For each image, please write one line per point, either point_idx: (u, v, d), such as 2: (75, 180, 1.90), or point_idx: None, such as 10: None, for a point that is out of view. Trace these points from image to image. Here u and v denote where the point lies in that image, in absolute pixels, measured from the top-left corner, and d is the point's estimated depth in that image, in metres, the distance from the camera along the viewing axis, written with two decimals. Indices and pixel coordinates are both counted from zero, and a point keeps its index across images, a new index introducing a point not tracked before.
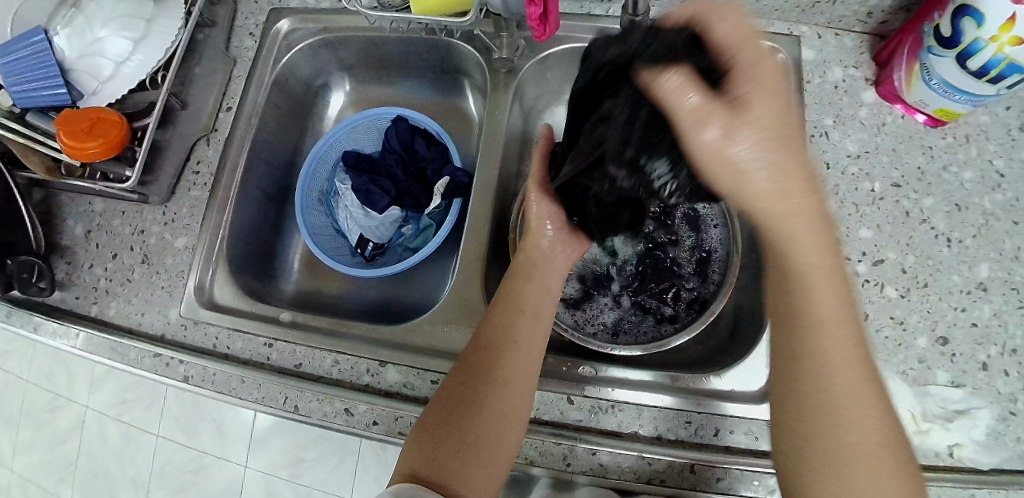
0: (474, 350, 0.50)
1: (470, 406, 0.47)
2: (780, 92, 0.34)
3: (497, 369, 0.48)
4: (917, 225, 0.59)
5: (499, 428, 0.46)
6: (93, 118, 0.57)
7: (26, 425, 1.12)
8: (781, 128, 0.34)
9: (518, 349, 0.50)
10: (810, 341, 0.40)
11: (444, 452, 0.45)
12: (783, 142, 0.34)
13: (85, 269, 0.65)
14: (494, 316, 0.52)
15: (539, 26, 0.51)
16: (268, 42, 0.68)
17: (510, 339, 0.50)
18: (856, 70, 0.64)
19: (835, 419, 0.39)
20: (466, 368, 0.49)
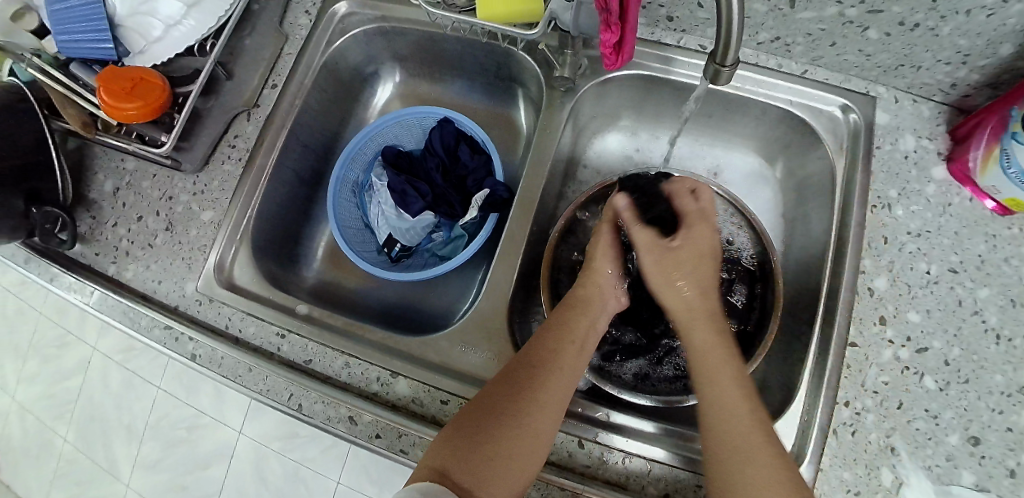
0: (524, 358, 0.49)
1: (501, 420, 0.45)
2: (705, 246, 0.54)
3: (542, 387, 0.46)
4: (968, 316, 0.56)
5: (530, 450, 0.44)
6: (136, 79, 0.55)
7: (32, 357, 1.12)
8: (699, 259, 0.53)
9: (561, 376, 0.48)
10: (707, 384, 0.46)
11: (468, 452, 0.43)
12: (700, 265, 0.53)
13: (108, 227, 0.64)
14: (548, 332, 0.51)
15: (612, 54, 0.47)
16: (324, 23, 0.66)
17: (556, 360, 0.49)
18: (929, 142, 0.61)
19: (725, 441, 0.43)
20: (510, 376, 0.48)
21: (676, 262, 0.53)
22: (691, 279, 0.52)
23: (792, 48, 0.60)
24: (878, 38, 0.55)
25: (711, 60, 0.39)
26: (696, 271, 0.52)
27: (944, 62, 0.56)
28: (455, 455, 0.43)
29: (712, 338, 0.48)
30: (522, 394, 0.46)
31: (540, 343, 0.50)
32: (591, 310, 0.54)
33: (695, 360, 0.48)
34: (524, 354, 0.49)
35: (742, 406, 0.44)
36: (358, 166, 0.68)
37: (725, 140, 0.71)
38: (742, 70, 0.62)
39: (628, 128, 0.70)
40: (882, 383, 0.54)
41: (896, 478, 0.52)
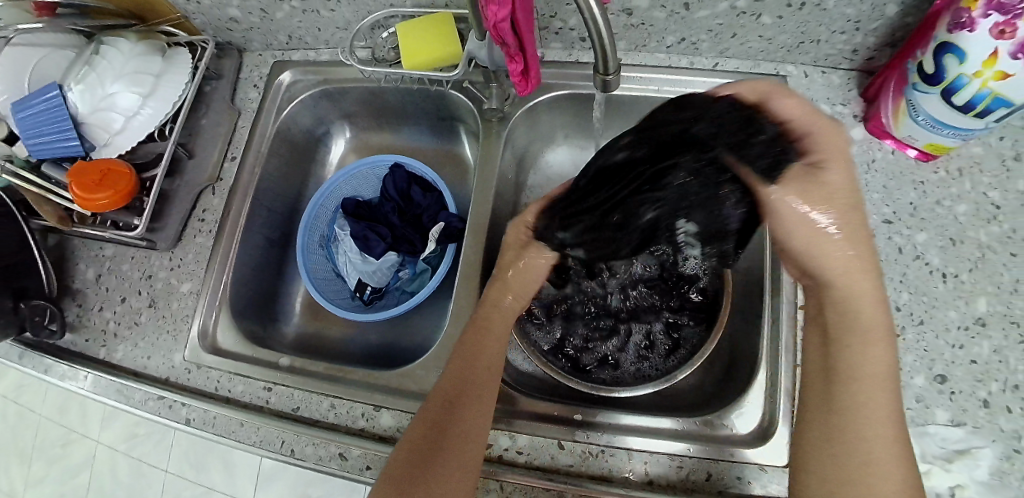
0: (445, 386, 0.50)
1: (444, 421, 0.48)
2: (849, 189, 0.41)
3: (462, 416, 0.48)
4: (911, 261, 0.59)
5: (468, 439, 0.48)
6: (104, 170, 0.60)
7: (40, 458, 1.13)
8: (849, 192, 0.41)
9: (488, 366, 0.51)
10: (857, 361, 0.41)
11: (420, 459, 0.47)
12: (850, 205, 0.41)
13: (95, 312, 0.67)
14: (465, 353, 0.52)
15: (521, 81, 0.52)
16: (272, 94, 0.71)
17: (476, 379, 0.50)
18: (844, 107, 0.65)
19: (860, 419, 0.40)
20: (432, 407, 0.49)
21: (832, 200, 0.41)
22: (819, 235, 0.41)
23: (699, 45, 0.65)
24: (772, 22, 0.60)
25: (596, 72, 0.44)
26: (849, 232, 0.41)
27: (838, 32, 0.60)
28: (406, 473, 0.46)
29: (876, 305, 0.42)
30: (457, 399, 0.49)
31: (466, 360, 0.51)
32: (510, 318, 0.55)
33: (856, 319, 0.41)
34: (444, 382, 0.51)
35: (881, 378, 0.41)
36: (322, 222, 0.72)
37: None
38: (657, 74, 0.66)
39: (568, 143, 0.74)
40: None
41: None
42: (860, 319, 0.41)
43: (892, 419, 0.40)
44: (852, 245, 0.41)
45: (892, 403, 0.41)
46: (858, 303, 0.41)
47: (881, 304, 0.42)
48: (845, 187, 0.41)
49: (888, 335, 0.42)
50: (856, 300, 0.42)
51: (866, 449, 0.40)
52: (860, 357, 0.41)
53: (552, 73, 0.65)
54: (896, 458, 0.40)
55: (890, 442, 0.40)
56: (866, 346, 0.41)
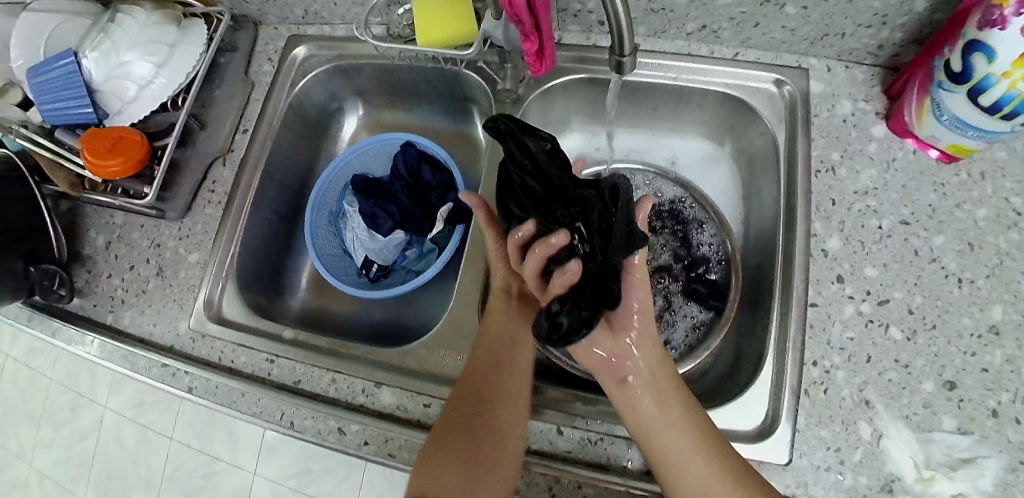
0: (466, 385, 0.52)
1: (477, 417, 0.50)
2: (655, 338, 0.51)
3: (492, 411, 0.50)
4: (926, 264, 0.57)
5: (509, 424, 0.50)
6: (116, 138, 0.60)
7: (48, 422, 1.16)
8: (659, 356, 0.51)
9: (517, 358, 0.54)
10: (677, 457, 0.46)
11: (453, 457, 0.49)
12: (659, 351, 0.51)
13: (104, 278, 0.69)
14: (486, 349, 0.54)
15: (535, 62, 0.51)
16: (286, 68, 0.70)
17: (500, 371, 0.53)
18: (866, 104, 0.62)
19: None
20: (460, 406, 0.51)
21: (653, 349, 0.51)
22: (658, 367, 0.50)
23: (720, 34, 0.63)
24: (796, 13, 0.58)
25: (611, 53, 0.43)
26: (656, 375, 0.49)
27: (864, 26, 0.58)
28: (436, 463, 0.49)
29: (674, 407, 0.48)
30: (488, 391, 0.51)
31: (490, 349, 0.54)
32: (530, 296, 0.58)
33: (665, 429, 0.47)
34: (465, 382, 0.53)
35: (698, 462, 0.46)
36: (331, 197, 0.71)
37: (676, 128, 0.72)
38: (676, 61, 0.64)
39: (585, 131, 0.72)
40: (847, 339, 0.55)
41: (875, 430, 0.52)
42: (664, 424, 0.47)
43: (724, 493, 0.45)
44: (660, 359, 0.50)
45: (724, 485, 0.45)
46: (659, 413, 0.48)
47: (684, 412, 0.48)
48: (657, 356, 0.50)
49: (698, 432, 0.47)
50: (665, 410, 0.48)
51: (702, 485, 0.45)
52: (665, 424, 0.47)
53: (569, 56, 0.63)
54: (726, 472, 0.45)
55: None
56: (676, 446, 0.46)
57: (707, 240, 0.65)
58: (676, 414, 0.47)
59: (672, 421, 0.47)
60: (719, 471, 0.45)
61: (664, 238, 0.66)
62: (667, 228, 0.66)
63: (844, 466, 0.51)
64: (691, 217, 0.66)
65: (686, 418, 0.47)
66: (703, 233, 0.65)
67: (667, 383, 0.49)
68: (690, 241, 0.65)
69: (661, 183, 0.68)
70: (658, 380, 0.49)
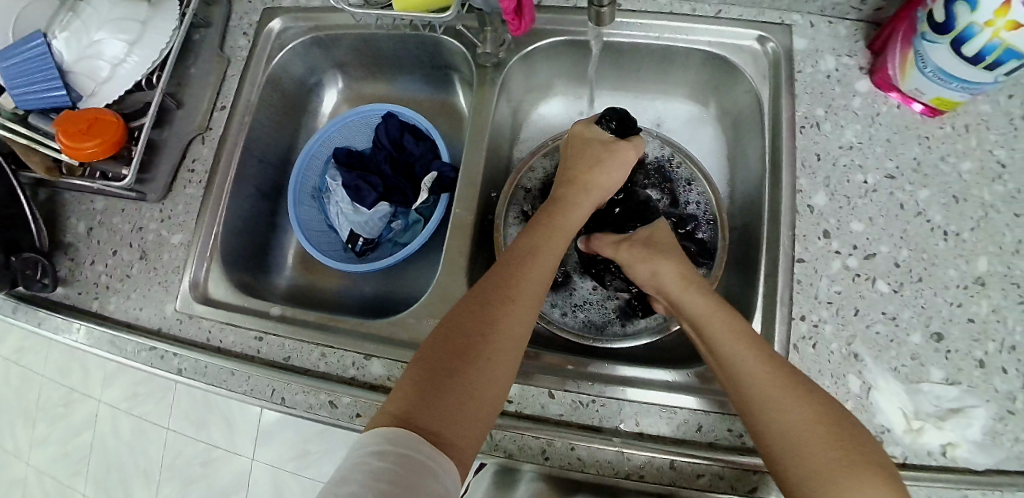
0: (466, 315, 0.46)
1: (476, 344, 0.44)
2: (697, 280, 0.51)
3: (497, 344, 0.44)
4: (912, 218, 0.57)
5: (507, 361, 0.44)
6: (91, 119, 0.59)
7: (42, 418, 1.15)
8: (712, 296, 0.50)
9: (529, 294, 0.48)
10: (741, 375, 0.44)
11: (443, 382, 0.42)
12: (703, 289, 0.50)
13: (87, 265, 0.68)
14: (491, 286, 0.48)
15: (514, 20, 0.50)
16: (261, 41, 0.69)
17: (511, 301, 0.47)
18: (850, 59, 0.62)
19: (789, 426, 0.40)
20: (458, 334, 0.45)
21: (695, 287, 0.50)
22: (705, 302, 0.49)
23: None
24: None
25: (591, 3, 0.43)
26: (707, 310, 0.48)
27: None
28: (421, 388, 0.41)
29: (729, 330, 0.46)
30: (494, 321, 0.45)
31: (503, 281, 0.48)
32: (561, 240, 0.53)
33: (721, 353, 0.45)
34: (461, 318, 0.46)
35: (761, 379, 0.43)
36: (314, 172, 0.70)
37: (661, 91, 0.71)
38: (658, 20, 0.63)
39: (568, 95, 0.71)
40: (835, 293, 0.55)
41: (863, 383, 0.52)
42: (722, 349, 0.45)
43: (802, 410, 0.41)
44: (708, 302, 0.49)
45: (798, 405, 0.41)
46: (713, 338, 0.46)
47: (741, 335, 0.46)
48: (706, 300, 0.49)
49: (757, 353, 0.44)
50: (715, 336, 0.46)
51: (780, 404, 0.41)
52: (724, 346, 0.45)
53: (550, 18, 0.62)
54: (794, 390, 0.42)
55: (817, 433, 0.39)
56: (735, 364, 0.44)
57: (693, 198, 0.64)
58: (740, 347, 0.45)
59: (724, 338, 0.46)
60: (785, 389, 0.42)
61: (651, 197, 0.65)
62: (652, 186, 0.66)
63: None
64: (676, 174, 0.65)
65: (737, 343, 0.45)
66: (688, 191, 0.64)
67: (717, 313, 0.48)
68: (676, 199, 0.65)
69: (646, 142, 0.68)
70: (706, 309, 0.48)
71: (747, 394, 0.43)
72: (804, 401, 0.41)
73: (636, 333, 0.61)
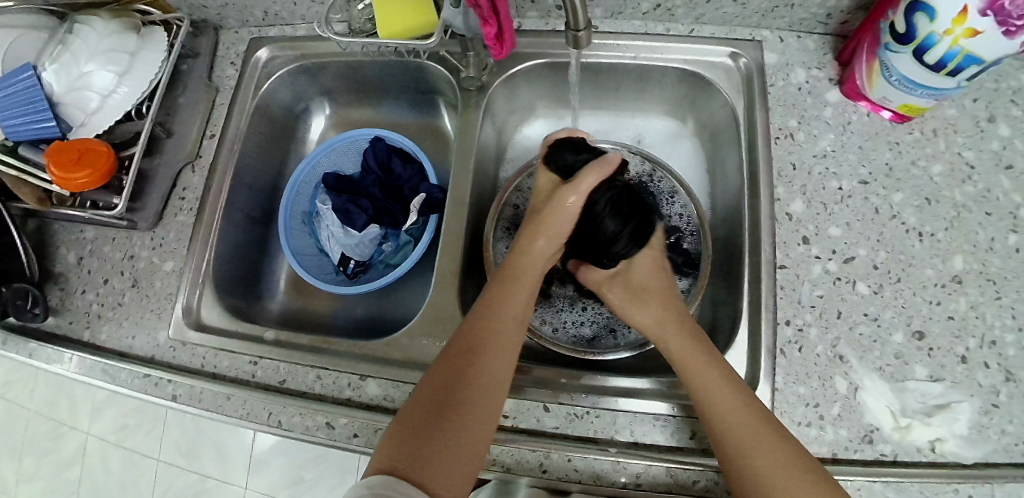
0: (450, 363, 0.49)
1: (457, 389, 0.46)
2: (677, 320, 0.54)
3: (473, 387, 0.47)
4: (887, 221, 0.59)
5: (487, 402, 0.46)
6: (82, 148, 0.60)
7: (29, 453, 1.12)
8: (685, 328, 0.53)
9: (506, 338, 0.51)
10: (715, 410, 0.47)
11: (427, 426, 0.44)
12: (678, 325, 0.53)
13: (78, 294, 0.68)
14: (472, 337, 0.50)
15: (496, 44, 0.52)
16: (249, 71, 0.70)
17: (488, 347, 0.49)
18: (819, 71, 0.64)
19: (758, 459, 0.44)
20: (440, 379, 0.48)
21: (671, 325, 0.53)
22: (684, 340, 0.52)
23: (674, 11, 0.64)
24: None
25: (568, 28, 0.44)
26: (686, 348, 0.51)
27: None
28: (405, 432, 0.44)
29: (707, 368, 0.49)
30: (472, 366, 0.48)
31: (477, 328, 0.51)
32: (529, 289, 0.55)
33: (698, 389, 0.48)
34: (445, 362, 0.49)
35: (738, 414, 0.46)
36: (303, 197, 0.71)
37: (641, 108, 0.73)
38: (635, 41, 0.65)
39: (550, 115, 0.73)
40: (818, 297, 0.56)
41: (851, 384, 0.53)
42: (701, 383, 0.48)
43: (770, 445, 0.45)
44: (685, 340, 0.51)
45: (769, 440, 0.45)
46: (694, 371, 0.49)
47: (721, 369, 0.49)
48: (687, 338, 0.52)
49: (736, 389, 0.48)
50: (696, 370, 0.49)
51: (751, 439, 0.45)
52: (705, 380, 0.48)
53: (532, 41, 0.65)
54: (764, 425, 0.46)
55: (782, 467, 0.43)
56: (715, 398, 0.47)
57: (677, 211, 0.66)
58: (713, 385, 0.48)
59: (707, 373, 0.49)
60: (758, 423, 0.46)
61: None
62: None
63: (824, 420, 0.52)
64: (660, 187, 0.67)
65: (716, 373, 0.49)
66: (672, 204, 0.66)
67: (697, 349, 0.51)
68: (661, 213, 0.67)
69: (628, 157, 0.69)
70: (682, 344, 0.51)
71: (719, 428, 0.46)
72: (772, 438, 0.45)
73: (627, 346, 0.61)
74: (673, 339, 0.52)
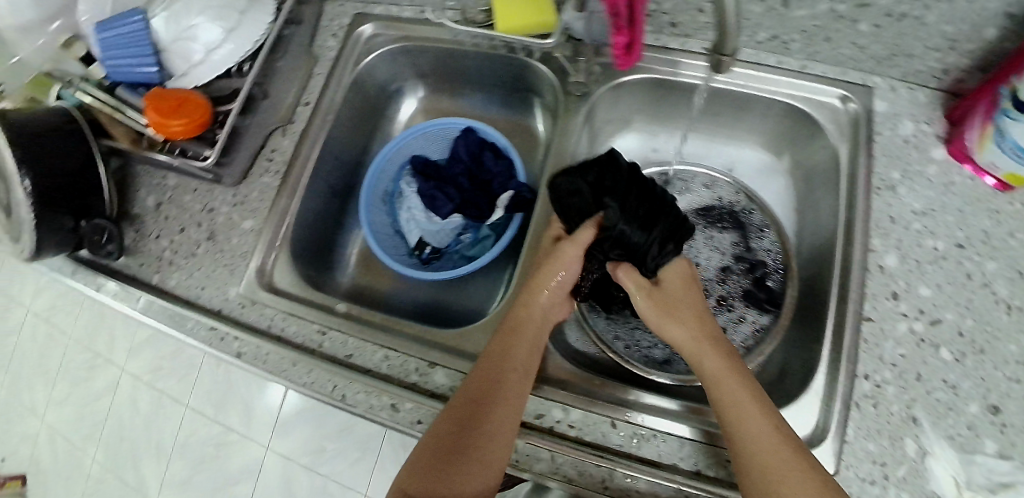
0: (464, 404, 0.49)
1: (470, 431, 0.47)
2: (719, 342, 0.53)
3: (485, 430, 0.47)
4: (978, 289, 0.57)
5: (498, 445, 0.47)
6: (181, 98, 0.61)
7: (62, 379, 1.15)
8: (722, 350, 0.52)
9: (517, 381, 0.50)
10: (740, 435, 0.46)
11: (444, 466, 0.47)
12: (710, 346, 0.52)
13: (152, 238, 0.69)
14: (481, 381, 0.50)
15: (623, 55, 0.51)
16: (350, 44, 0.70)
17: (503, 391, 0.49)
18: (927, 126, 0.63)
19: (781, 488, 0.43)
20: (455, 421, 0.49)
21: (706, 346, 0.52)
22: (719, 359, 0.51)
23: (790, 45, 0.63)
24: (868, 31, 0.58)
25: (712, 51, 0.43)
26: (719, 370, 0.50)
27: (932, 50, 0.58)
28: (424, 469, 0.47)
29: (738, 391, 0.48)
30: (484, 410, 0.48)
31: (490, 370, 0.50)
32: (540, 335, 0.54)
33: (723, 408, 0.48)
34: (460, 403, 0.50)
35: (762, 441, 0.45)
36: (387, 177, 0.71)
37: (735, 137, 0.73)
38: (746, 68, 0.64)
39: (644, 131, 0.74)
40: (899, 356, 0.55)
41: (920, 448, 0.52)
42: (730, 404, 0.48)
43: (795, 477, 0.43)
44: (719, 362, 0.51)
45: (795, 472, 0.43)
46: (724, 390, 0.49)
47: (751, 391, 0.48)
48: (725, 362, 0.51)
49: (766, 415, 0.47)
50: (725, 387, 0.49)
51: (776, 466, 0.44)
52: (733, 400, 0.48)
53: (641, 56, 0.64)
54: (790, 455, 0.44)
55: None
56: (740, 419, 0.46)
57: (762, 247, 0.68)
58: (746, 402, 0.47)
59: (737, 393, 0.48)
60: (784, 450, 0.44)
61: (722, 240, 0.69)
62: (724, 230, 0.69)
63: (889, 481, 0.51)
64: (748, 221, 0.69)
65: (747, 396, 0.48)
66: (758, 239, 0.68)
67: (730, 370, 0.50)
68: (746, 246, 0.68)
69: (719, 186, 0.71)
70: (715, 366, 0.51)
71: (741, 450, 0.45)
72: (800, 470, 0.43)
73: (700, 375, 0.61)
74: (706, 362, 0.51)
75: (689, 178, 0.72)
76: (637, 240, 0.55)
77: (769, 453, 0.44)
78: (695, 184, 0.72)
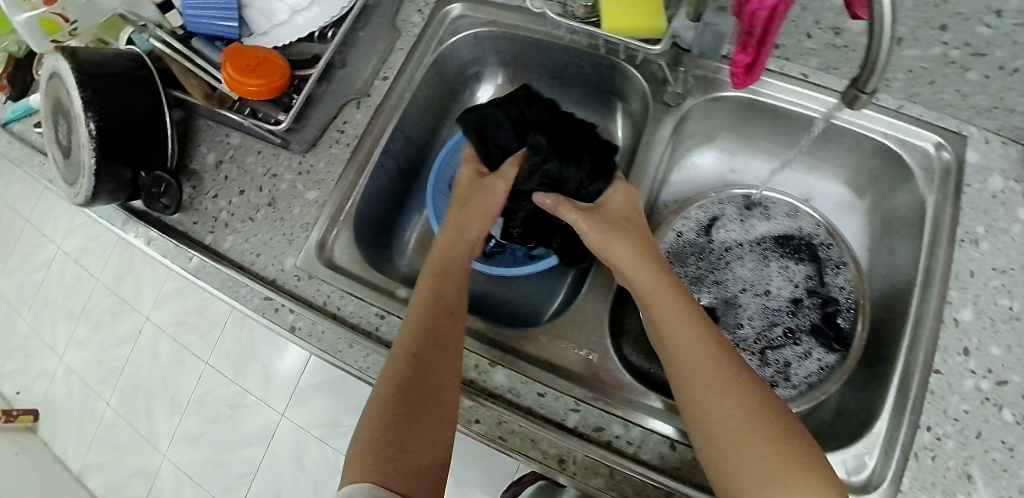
0: (403, 365, 0.48)
1: (417, 389, 0.46)
2: (675, 286, 0.52)
3: (430, 381, 0.46)
4: None
5: (447, 395, 0.47)
6: (259, 58, 0.58)
7: (86, 321, 1.20)
8: (673, 287, 0.52)
9: (452, 327, 0.51)
10: (692, 375, 0.45)
11: (398, 432, 0.44)
12: (666, 282, 0.52)
13: (208, 197, 0.67)
14: (415, 336, 0.49)
15: (742, 74, 0.50)
16: (436, 22, 0.68)
17: (439, 343, 0.49)
18: (1017, 183, 0.60)
19: (737, 432, 0.41)
20: (398, 384, 0.47)
21: (663, 286, 0.51)
22: (670, 298, 0.50)
23: (891, 83, 0.62)
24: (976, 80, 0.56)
25: (851, 85, 0.42)
26: (675, 310, 0.50)
27: None
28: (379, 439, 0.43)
29: (694, 334, 0.47)
30: (428, 364, 0.47)
31: (427, 324, 0.50)
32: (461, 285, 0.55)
33: (677, 349, 0.47)
34: (400, 365, 0.48)
35: (716, 379, 0.44)
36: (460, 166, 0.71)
37: (816, 167, 0.73)
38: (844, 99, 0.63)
39: (725, 150, 0.74)
40: (963, 411, 0.53)
41: None
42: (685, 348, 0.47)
43: (749, 413, 0.42)
44: (670, 293, 0.51)
45: (744, 406, 0.42)
46: (679, 334, 0.48)
47: (705, 329, 0.48)
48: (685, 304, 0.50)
49: (719, 354, 0.46)
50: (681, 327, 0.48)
51: (728, 406, 0.43)
52: (682, 338, 0.48)
53: None
54: (741, 392, 0.43)
55: (765, 439, 0.40)
56: (696, 360, 0.46)
57: (837, 284, 0.66)
58: (700, 341, 0.47)
59: (684, 331, 0.48)
60: (743, 391, 0.43)
61: (797, 270, 0.67)
62: (802, 261, 0.68)
63: None
64: (828, 255, 0.67)
65: (707, 338, 0.47)
66: (835, 275, 0.66)
67: (684, 310, 0.50)
68: (822, 281, 0.66)
69: (803, 216, 0.70)
70: (673, 307, 0.50)
71: (696, 389, 0.44)
72: (752, 406, 0.43)
73: None
74: (655, 295, 0.51)
75: (773, 204, 0.71)
76: (565, 172, 0.62)
77: (726, 386, 0.44)
78: (777, 211, 0.70)
